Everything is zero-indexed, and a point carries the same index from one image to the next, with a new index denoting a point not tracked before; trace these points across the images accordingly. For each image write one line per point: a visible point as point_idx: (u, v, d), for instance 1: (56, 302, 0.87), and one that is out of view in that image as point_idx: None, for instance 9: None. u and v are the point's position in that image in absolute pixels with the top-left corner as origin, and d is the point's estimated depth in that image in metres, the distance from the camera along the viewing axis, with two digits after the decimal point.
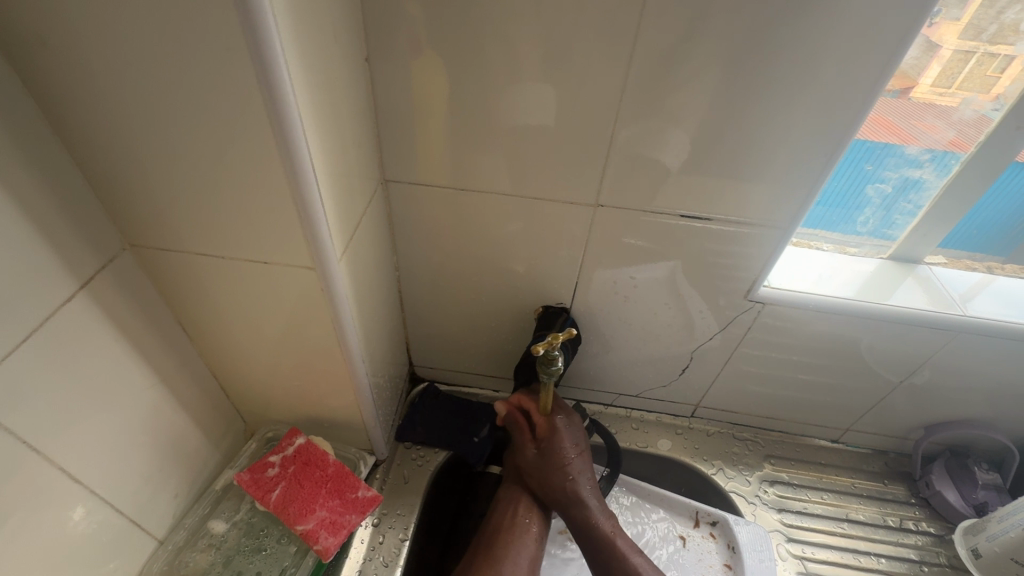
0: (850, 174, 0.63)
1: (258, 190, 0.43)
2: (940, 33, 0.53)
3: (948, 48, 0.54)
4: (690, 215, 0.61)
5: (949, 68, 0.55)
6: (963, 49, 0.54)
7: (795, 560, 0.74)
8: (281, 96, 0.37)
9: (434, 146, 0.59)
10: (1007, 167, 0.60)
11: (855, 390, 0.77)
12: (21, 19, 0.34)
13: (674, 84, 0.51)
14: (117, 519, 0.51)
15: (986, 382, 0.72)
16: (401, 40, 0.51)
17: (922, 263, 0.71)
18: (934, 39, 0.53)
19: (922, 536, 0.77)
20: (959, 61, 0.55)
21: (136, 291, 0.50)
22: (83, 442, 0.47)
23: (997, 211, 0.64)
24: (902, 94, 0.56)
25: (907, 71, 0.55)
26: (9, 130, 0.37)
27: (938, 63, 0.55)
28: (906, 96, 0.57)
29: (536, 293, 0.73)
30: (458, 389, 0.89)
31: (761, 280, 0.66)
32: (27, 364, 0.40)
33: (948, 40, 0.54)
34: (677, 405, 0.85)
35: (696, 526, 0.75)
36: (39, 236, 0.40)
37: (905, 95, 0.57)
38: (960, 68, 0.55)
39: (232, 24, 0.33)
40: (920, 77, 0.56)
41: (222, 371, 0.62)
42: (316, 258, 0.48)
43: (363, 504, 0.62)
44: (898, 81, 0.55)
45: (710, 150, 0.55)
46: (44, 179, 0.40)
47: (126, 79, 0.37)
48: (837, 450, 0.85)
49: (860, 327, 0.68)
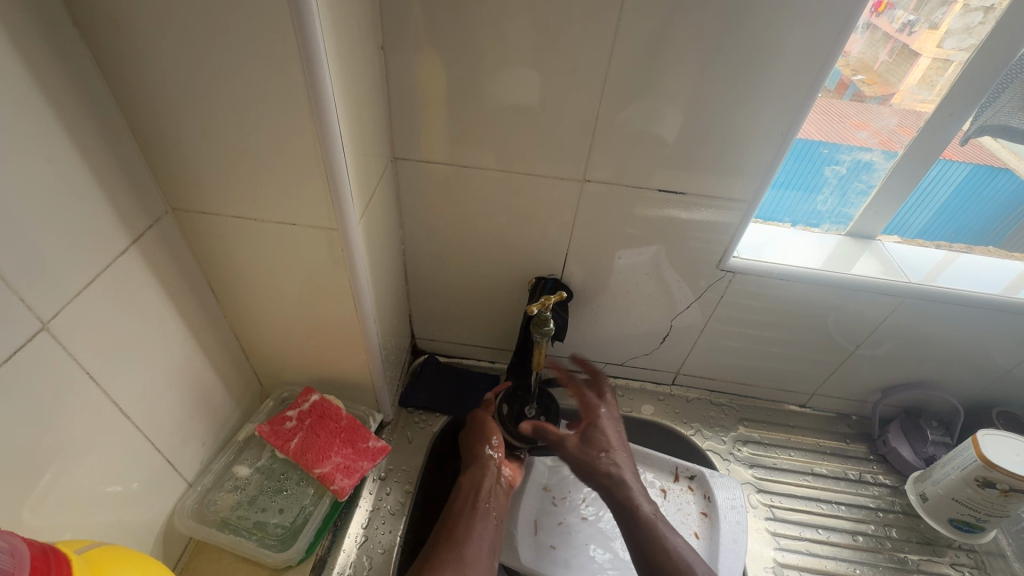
0: (809, 157, 0.71)
1: (290, 160, 0.49)
2: (919, 43, 0.63)
3: (927, 57, 0.63)
4: (667, 192, 0.68)
5: (930, 73, 0.63)
6: (943, 58, 0.62)
7: (764, 508, 0.81)
8: (317, 74, 0.43)
9: (438, 128, 0.66)
10: (937, 161, 0.69)
11: (818, 355, 0.85)
12: (98, 8, 0.41)
13: (651, 73, 0.58)
14: (155, 457, 0.58)
15: (933, 346, 0.80)
16: (414, 32, 0.58)
17: (877, 240, 0.79)
18: (915, 48, 0.63)
19: (879, 487, 0.84)
20: (937, 68, 0.62)
21: (174, 251, 0.56)
22: (131, 381, 0.53)
23: (963, 211, 0.76)
24: (884, 100, 0.67)
25: (886, 77, 0.65)
26: (82, 101, 0.43)
27: (918, 71, 0.64)
28: (888, 101, 0.67)
29: (529, 266, 0.80)
30: (457, 361, 0.95)
31: (730, 252, 0.73)
32: (89, 304, 0.46)
33: (927, 49, 0.62)
34: (659, 374, 0.93)
35: (676, 480, 0.82)
36: (101, 194, 0.46)
37: (886, 101, 0.67)
38: (940, 74, 0.63)
39: (280, 12, 0.40)
40: (900, 84, 0.65)
41: (243, 332, 0.68)
42: (337, 221, 0.54)
43: (374, 452, 0.68)
44: (879, 87, 0.66)
45: (682, 132, 0.62)
46: (107, 145, 0.46)
47: (182, 60, 0.43)
48: (805, 414, 0.93)
49: (821, 294, 0.76)
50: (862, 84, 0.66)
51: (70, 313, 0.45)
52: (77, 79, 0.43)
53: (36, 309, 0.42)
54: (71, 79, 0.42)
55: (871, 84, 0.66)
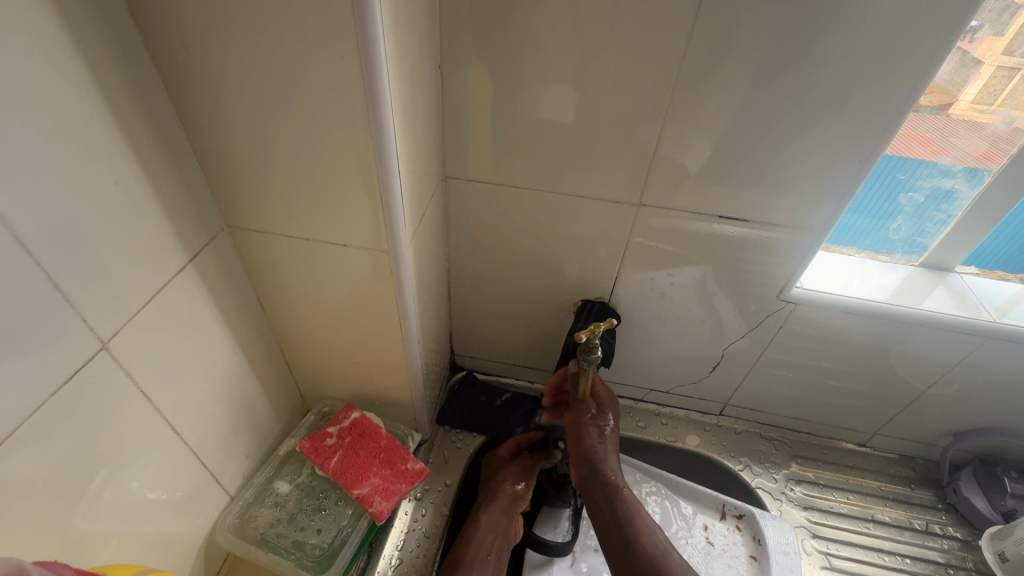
0: (883, 183, 0.66)
1: (343, 181, 0.49)
2: (982, 49, 0.57)
3: (990, 64, 0.58)
4: (727, 218, 0.65)
5: (991, 85, 0.59)
6: (1006, 66, 0.58)
7: (820, 555, 0.76)
8: (378, 98, 0.43)
9: (489, 148, 0.64)
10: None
11: (883, 394, 0.79)
12: (168, 31, 0.41)
13: (715, 94, 0.55)
14: (201, 470, 0.58)
15: (1016, 392, 0.73)
16: (470, 50, 0.57)
17: (954, 272, 0.73)
18: (977, 55, 0.57)
19: (949, 540, 0.78)
20: (1000, 78, 0.59)
21: (227, 267, 0.57)
22: (182, 396, 0.53)
23: None
24: (941, 110, 0.60)
25: (946, 86, 0.59)
26: (149, 123, 0.44)
27: (980, 79, 0.59)
28: (945, 111, 0.61)
29: (575, 288, 0.77)
30: (495, 378, 0.94)
31: (792, 282, 0.69)
32: (147, 321, 0.47)
33: (990, 56, 0.58)
34: (706, 403, 0.88)
35: (722, 518, 0.78)
36: (163, 214, 0.47)
37: (943, 110, 0.61)
38: (1002, 85, 0.59)
39: (347, 38, 0.40)
40: (959, 93, 0.60)
41: (288, 346, 0.68)
42: (388, 243, 0.53)
43: (412, 475, 0.67)
44: (937, 96, 0.59)
45: (747, 157, 0.59)
46: (169, 165, 0.47)
47: (245, 82, 0.43)
48: (864, 454, 0.87)
49: (890, 329, 0.70)
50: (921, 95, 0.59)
51: (129, 330, 0.45)
52: (145, 101, 0.43)
53: (97, 329, 0.42)
54: (140, 103, 0.43)
55: (928, 93, 0.59)
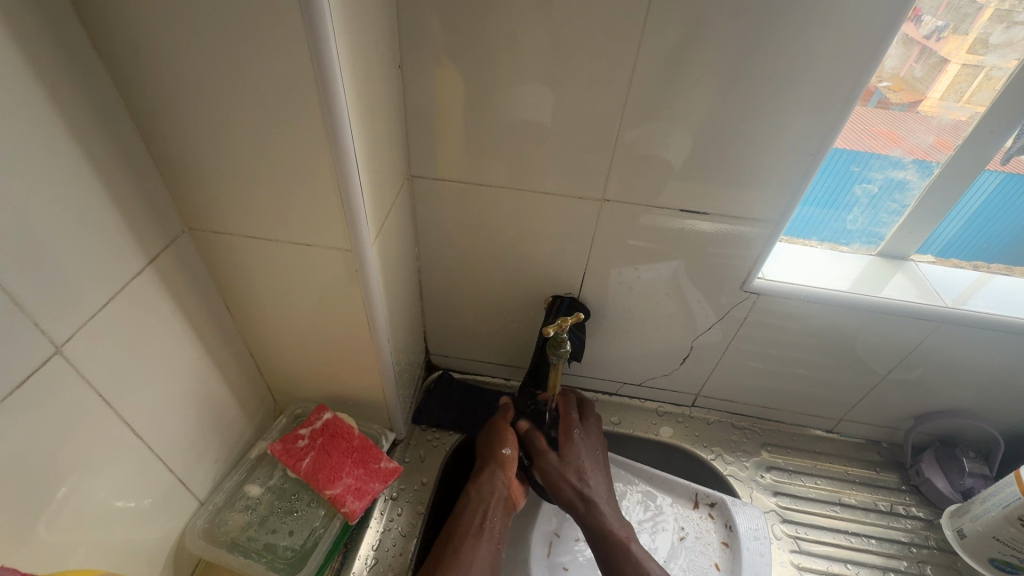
0: (839, 175, 0.68)
1: (303, 180, 0.49)
2: (947, 48, 0.59)
3: (955, 63, 0.59)
4: (690, 211, 0.66)
5: (958, 82, 0.60)
6: (973, 64, 0.59)
7: (790, 539, 0.78)
8: (333, 96, 0.43)
9: (454, 146, 0.65)
10: (982, 173, 0.65)
11: (847, 381, 0.82)
12: (117, 31, 0.41)
13: (672, 89, 0.56)
14: (168, 475, 0.57)
15: (972, 374, 0.76)
16: (433, 46, 0.57)
17: (909, 260, 0.76)
18: (943, 54, 0.59)
19: (912, 520, 0.81)
20: (966, 76, 0.60)
21: (190, 270, 0.56)
22: (146, 401, 0.53)
23: (997, 224, 0.70)
24: (911, 107, 0.63)
25: (913, 84, 0.61)
26: (101, 124, 0.43)
27: (946, 77, 0.60)
28: (915, 109, 0.63)
29: (546, 284, 0.78)
30: (471, 377, 0.94)
31: (755, 273, 0.70)
32: (105, 325, 0.47)
33: (956, 55, 0.59)
34: (679, 395, 0.90)
35: (695, 507, 0.79)
36: (118, 215, 0.46)
37: (912, 109, 0.63)
38: (968, 83, 0.60)
39: (298, 36, 0.40)
40: (928, 91, 0.62)
41: (257, 349, 0.68)
42: (351, 242, 0.53)
43: (386, 474, 0.68)
44: (905, 94, 0.62)
45: (705, 152, 0.61)
46: (124, 167, 0.46)
47: (198, 82, 0.43)
48: (831, 439, 0.89)
49: (849, 317, 0.73)
50: (887, 92, 0.62)
51: (85, 334, 0.45)
52: (96, 101, 0.43)
53: (50, 333, 0.42)
54: (90, 103, 0.42)
55: (897, 91, 0.62)
